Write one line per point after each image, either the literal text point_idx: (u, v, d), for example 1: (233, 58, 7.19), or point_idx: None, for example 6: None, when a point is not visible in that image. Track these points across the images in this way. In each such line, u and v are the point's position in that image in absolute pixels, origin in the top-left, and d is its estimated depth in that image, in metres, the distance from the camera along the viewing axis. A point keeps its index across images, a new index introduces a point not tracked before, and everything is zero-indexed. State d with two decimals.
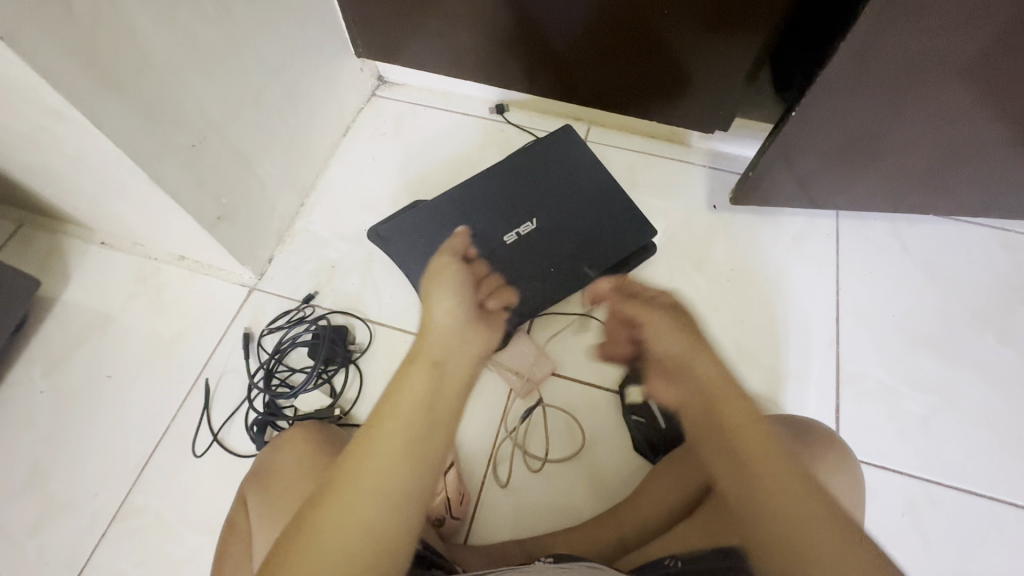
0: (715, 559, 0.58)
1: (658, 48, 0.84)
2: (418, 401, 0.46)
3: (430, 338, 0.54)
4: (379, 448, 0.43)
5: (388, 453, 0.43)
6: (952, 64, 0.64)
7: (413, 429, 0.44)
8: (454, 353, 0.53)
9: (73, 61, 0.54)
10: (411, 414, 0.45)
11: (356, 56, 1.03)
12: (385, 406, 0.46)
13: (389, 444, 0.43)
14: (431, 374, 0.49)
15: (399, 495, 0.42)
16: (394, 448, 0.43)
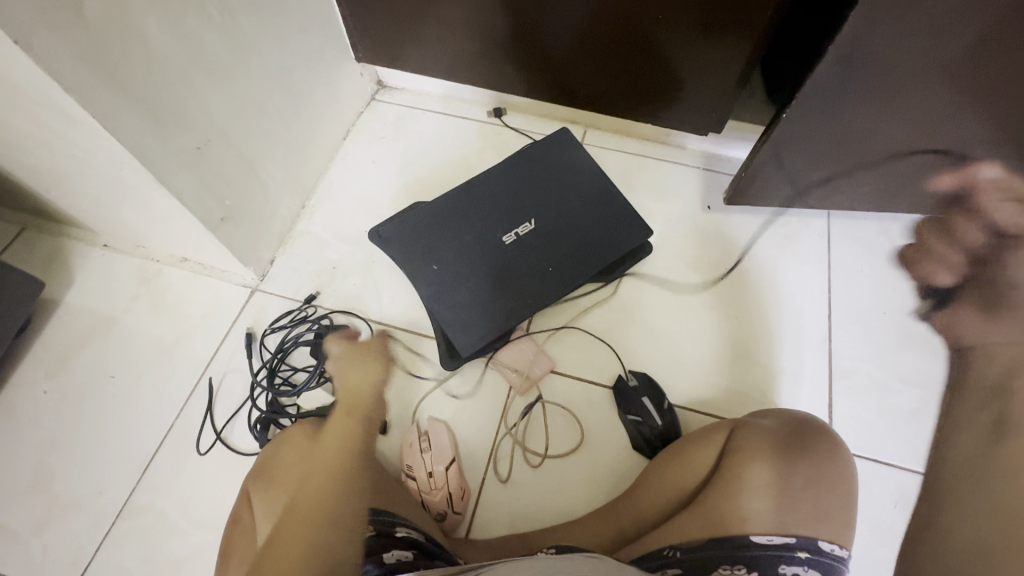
0: (709, 550, 0.59)
1: (653, 52, 0.86)
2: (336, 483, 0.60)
3: (327, 450, 0.68)
4: (306, 510, 0.55)
5: (313, 515, 0.54)
6: (937, 66, 0.66)
7: (325, 504, 0.56)
8: (336, 447, 0.68)
9: (82, 64, 0.55)
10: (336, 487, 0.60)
11: (355, 61, 1.05)
12: (314, 473, 0.63)
13: (313, 514, 0.54)
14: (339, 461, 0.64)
15: (319, 545, 0.50)
16: (318, 514, 0.54)
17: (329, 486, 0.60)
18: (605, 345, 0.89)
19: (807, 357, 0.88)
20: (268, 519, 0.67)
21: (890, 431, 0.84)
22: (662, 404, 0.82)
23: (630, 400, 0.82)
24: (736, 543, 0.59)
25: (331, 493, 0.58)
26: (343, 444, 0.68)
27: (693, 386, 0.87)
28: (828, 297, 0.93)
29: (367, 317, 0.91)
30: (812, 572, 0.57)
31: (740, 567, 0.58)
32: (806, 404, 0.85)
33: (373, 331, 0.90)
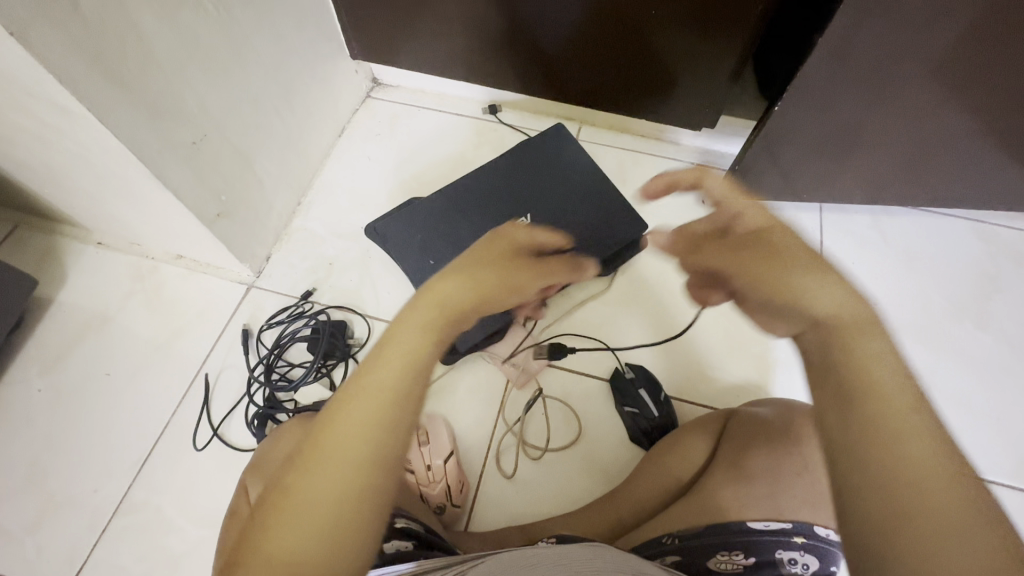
0: (707, 536, 0.60)
1: (646, 48, 0.87)
2: (379, 398, 0.37)
3: (389, 343, 0.39)
4: (340, 433, 0.36)
5: (347, 441, 0.35)
6: (924, 60, 0.67)
7: (380, 423, 0.36)
8: (399, 356, 0.38)
9: (78, 56, 0.55)
10: (375, 398, 0.37)
11: (350, 57, 1.05)
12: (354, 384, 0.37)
13: (346, 431, 0.36)
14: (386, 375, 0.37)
15: (366, 455, 0.35)
16: (348, 437, 0.35)
17: (356, 397, 0.37)
18: (601, 338, 0.89)
19: None
20: None
21: None
22: (658, 397, 0.83)
23: (626, 393, 0.83)
24: (734, 528, 0.59)
25: (379, 415, 0.36)
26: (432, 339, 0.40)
27: (689, 378, 0.87)
28: None
29: (364, 313, 0.91)
30: (808, 555, 0.58)
31: (737, 552, 0.58)
32: (800, 395, 0.86)
33: (370, 326, 0.90)
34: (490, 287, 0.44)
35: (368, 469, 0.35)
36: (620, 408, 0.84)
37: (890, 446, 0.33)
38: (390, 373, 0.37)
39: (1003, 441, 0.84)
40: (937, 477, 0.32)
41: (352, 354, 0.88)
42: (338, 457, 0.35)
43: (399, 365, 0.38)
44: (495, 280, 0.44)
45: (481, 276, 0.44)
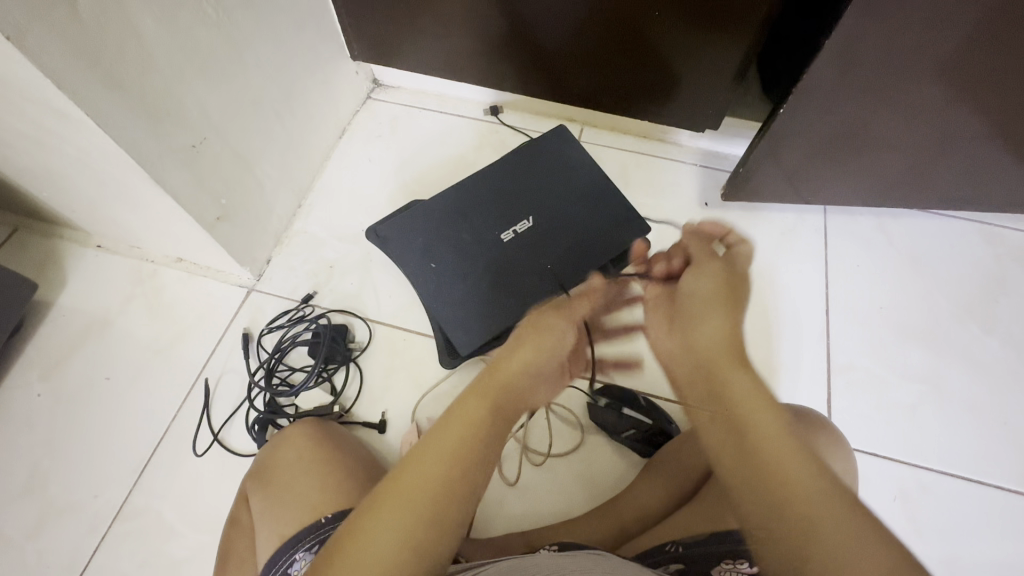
0: (708, 544, 0.59)
1: (649, 49, 0.86)
2: (459, 441, 0.45)
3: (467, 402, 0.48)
4: (417, 474, 0.43)
5: (427, 480, 0.42)
6: (933, 61, 0.66)
7: (451, 473, 0.43)
8: (473, 412, 0.47)
9: (76, 60, 0.55)
10: (457, 438, 0.45)
11: (351, 59, 1.04)
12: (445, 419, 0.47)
13: (423, 477, 0.43)
14: (463, 425, 0.46)
15: (434, 503, 0.42)
16: (422, 488, 0.42)
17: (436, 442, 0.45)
18: None
19: (805, 352, 0.89)
20: (266, 518, 0.66)
21: (887, 425, 0.84)
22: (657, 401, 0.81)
23: (614, 413, 0.81)
24: (735, 536, 0.57)
25: (446, 468, 0.43)
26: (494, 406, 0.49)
27: None
28: (826, 293, 0.93)
29: (365, 317, 0.91)
30: None
31: (741, 560, 0.56)
32: (803, 400, 0.85)
33: (371, 330, 0.90)
34: (533, 373, 0.53)
35: (429, 523, 0.41)
36: (614, 430, 0.81)
37: (770, 477, 0.43)
38: (469, 413, 0.47)
39: (1008, 446, 0.84)
40: (807, 492, 0.42)
41: (353, 359, 0.88)
42: (407, 509, 0.41)
43: (472, 423, 0.47)
44: (536, 369, 0.54)
45: (536, 346, 0.55)
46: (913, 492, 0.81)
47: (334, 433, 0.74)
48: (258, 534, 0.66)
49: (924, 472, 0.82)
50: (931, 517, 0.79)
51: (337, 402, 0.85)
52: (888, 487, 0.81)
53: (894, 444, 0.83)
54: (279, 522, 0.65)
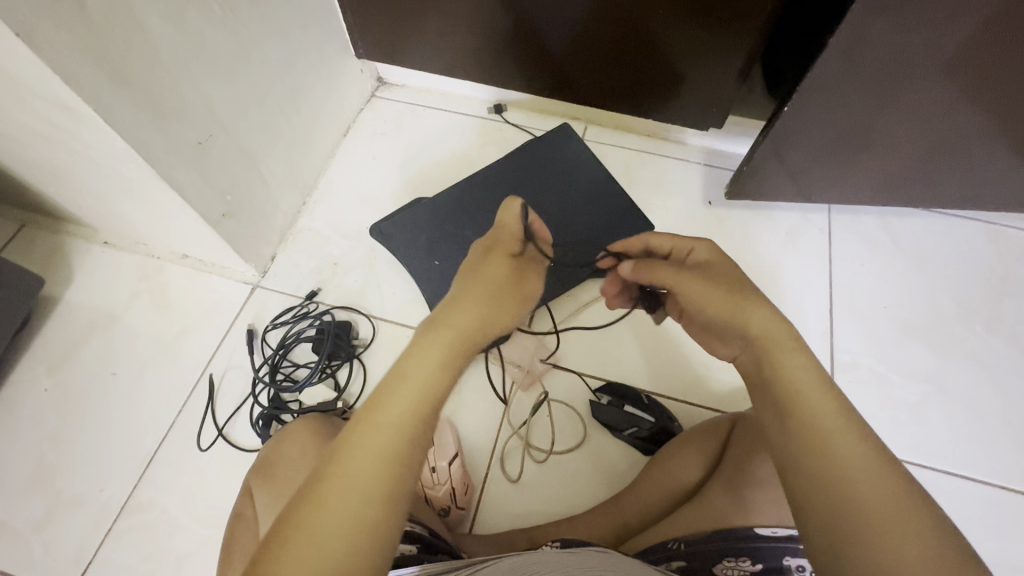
0: (712, 543, 0.59)
1: (653, 48, 0.86)
2: (410, 400, 0.41)
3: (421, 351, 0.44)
4: (366, 439, 0.38)
5: (375, 445, 0.38)
6: (938, 59, 0.66)
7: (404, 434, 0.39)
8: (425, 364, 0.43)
9: (84, 56, 0.55)
10: (408, 399, 0.41)
11: (356, 57, 1.05)
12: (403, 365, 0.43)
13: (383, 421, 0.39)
14: (414, 380, 0.42)
15: (385, 467, 0.37)
16: (372, 452, 0.38)
17: (383, 402, 0.40)
18: (606, 341, 0.89)
19: None
20: (271, 512, 0.67)
21: (891, 425, 0.84)
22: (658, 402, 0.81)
23: (617, 410, 0.81)
24: (739, 534, 0.59)
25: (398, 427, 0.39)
26: (455, 347, 0.46)
27: (695, 380, 0.86)
28: (830, 292, 0.93)
29: (368, 313, 0.91)
30: None
31: (744, 558, 0.58)
32: None
33: (374, 326, 0.90)
34: (483, 305, 0.51)
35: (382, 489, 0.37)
36: (616, 429, 0.81)
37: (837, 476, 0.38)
38: (425, 366, 0.43)
39: (1014, 446, 0.83)
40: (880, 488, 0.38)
41: (356, 355, 0.88)
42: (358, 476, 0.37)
43: (425, 377, 0.42)
44: (490, 306, 0.51)
45: (481, 292, 0.52)
46: None
47: (336, 427, 0.75)
48: (263, 529, 0.67)
49: (928, 471, 0.82)
50: None
51: (341, 398, 0.85)
52: None
53: (897, 442, 0.83)
54: None
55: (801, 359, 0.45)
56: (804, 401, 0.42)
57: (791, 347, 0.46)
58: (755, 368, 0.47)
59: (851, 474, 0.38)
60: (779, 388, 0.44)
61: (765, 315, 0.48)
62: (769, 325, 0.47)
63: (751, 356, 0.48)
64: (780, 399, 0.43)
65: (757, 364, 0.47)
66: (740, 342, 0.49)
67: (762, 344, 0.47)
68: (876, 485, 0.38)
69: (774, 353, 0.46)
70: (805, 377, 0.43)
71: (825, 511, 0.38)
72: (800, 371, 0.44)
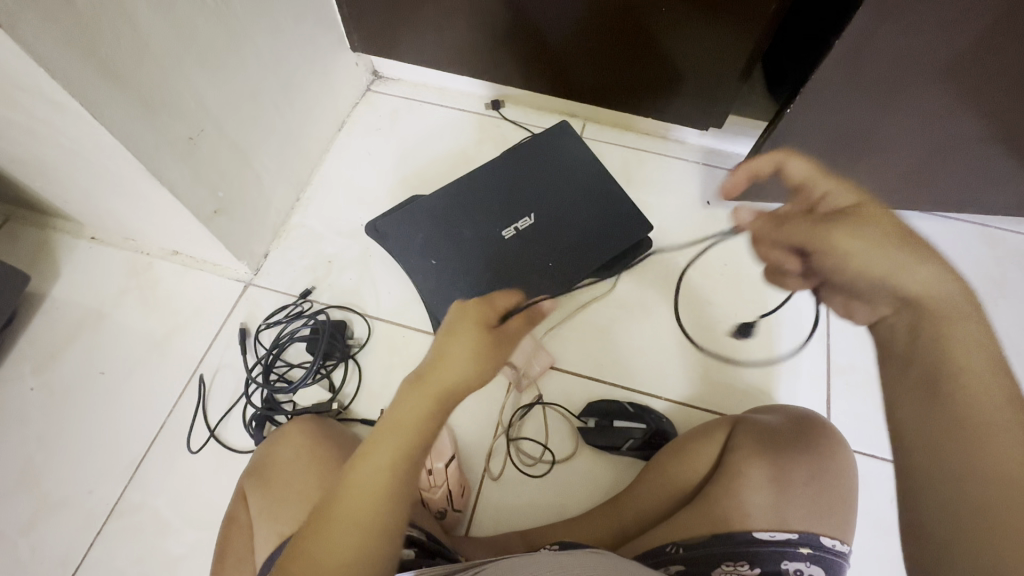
0: (712, 547, 0.59)
1: (653, 46, 0.85)
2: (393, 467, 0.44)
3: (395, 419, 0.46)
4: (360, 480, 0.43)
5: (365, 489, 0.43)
6: (940, 63, 0.66)
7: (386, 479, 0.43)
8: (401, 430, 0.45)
9: (69, 48, 0.53)
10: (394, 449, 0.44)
11: (351, 50, 1.02)
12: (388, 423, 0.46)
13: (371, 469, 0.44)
14: (399, 431, 0.45)
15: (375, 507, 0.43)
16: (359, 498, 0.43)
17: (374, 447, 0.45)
18: (603, 342, 0.89)
19: (805, 353, 0.89)
20: (263, 516, 0.66)
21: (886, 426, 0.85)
22: (645, 415, 0.80)
23: (606, 431, 0.79)
24: (738, 539, 0.59)
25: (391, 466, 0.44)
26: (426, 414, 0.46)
27: (692, 383, 0.86)
28: None
29: (364, 313, 0.90)
30: (814, 566, 0.57)
31: (742, 562, 0.57)
32: (804, 400, 0.86)
33: (370, 326, 0.89)
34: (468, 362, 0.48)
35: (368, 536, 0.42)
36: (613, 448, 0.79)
37: (982, 452, 0.38)
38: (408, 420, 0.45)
39: None
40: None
41: (352, 355, 0.87)
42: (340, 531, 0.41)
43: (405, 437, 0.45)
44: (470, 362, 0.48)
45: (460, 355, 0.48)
46: None
47: (332, 430, 0.74)
48: (255, 532, 0.66)
49: None
50: None
51: (336, 399, 0.84)
52: (887, 488, 0.81)
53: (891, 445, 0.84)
54: (277, 519, 0.65)
55: (975, 332, 0.41)
56: (971, 401, 0.39)
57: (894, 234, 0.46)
58: (907, 334, 0.43)
59: (1016, 477, 0.36)
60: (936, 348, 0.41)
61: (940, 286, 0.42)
62: (927, 282, 0.43)
63: (910, 320, 0.43)
64: (929, 376, 0.41)
65: (914, 329, 0.43)
66: (892, 303, 0.45)
67: (924, 309, 0.42)
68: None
69: (942, 323, 0.41)
70: (980, 364, 0.40)
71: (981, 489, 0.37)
72: (970, 348, 0.40)
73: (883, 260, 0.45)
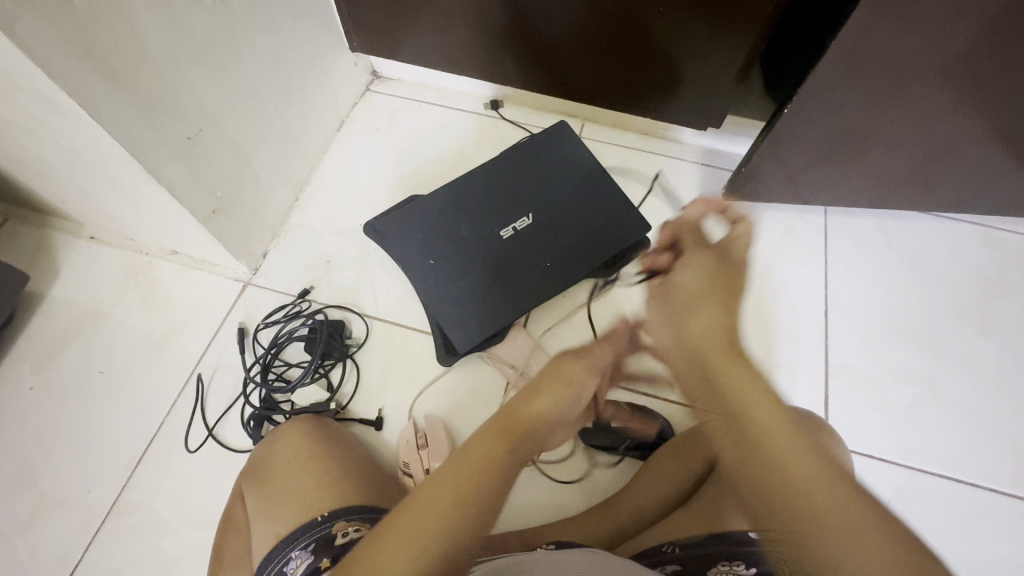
0: (706, 547, 0.60)
1: (652, 46, 0.85)
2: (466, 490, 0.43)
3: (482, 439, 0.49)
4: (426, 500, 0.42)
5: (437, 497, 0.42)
6: (939, 62, 0.65)
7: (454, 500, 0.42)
8: (477, 458, 0.46)
9: (68, 49, 0.53)
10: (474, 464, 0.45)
11: (350, 50, 1.03)
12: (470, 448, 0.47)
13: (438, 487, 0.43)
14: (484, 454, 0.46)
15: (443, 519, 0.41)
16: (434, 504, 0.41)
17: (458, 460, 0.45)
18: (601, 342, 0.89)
19: (803, 354, 0.89)
20: (261, 516, 0.66)
21: (883, 427, 0.85)
22: (642, 414, 0.80)
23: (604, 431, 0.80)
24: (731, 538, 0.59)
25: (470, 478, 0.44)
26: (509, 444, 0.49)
27: None
28: (825, 294, 0.93)
29: (362, 312, 0.90)
30: None
31: (738, 562, 0.57)
32: (802, 401, 0.86)
33: (368, 326, 0.89)
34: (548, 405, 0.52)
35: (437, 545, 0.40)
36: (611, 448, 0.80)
37: (789, 494, 0.50)
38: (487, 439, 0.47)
39: (1003, 448, 0.84)
40: (842, 514, 0.48)
41: (350, 354, 0.87)
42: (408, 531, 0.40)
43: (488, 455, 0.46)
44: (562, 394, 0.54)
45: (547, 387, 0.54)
46: (909, 495, 0.81)
47: (329, 430, 0.74)
48: (254, 532, 0.66)
49: (918, 474, 0.83)
50: (926, 519, 0.80)
51: (334, 399, 0.84)
52: (883, 489, 0.81)
53: (887, 445, 0.84)
54: (274, 519, 0.65)
55: (765, 400, 0.56)
56: (780, 464, 0.51)
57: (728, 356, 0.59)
58: (705, 382, 0.58)
59: (806, 497, 0.49)
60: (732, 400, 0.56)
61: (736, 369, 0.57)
62: (705, 329, 0.60)
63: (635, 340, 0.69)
64: (750, 445, 0.54)
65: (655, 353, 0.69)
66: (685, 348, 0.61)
67: (701, 361, 0.59)
68: (821, 496, 0.49)
69: (712, 365, 0.58)
70: (767, 416, 0.55)
71: (815, 542, 0.47)
72: (766, 409, 0.55)
73: (681, 314, 0.63)
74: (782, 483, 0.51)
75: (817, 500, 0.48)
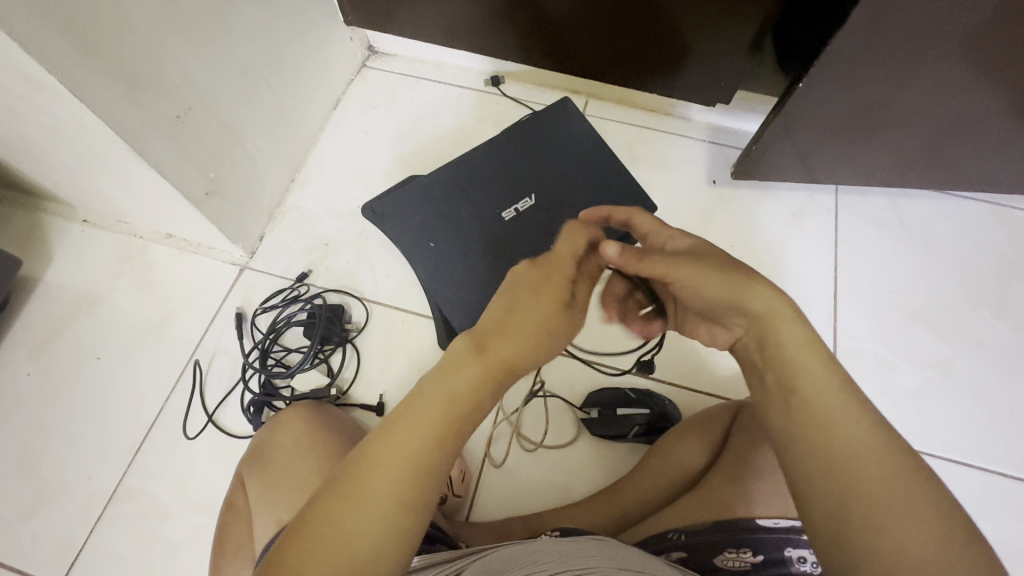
0: (712, 534, 0.58)
1: (660, 17, 0.81)
2: (415, 439, 0.40)
3: (439, 381, 0.43)
4: (397, 447, 0.39)
5: (406, 449, 0.39)
6: (963, 31, 0.62)
7: (422, 446, 0.40)
8: (439, 400, 0.42)
9: (45, 21, 0.50)
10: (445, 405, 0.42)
11: (345, 24, 0.98)
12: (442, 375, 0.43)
13: (410, 431, 0.40)
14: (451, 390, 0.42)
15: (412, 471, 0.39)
16: (402, 455, 0.39)
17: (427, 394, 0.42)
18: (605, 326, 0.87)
19: None
20: (263, 503, 0.66)
21: (892, 410, 0.84)
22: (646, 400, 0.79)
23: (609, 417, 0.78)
24: (741, 525, 0.58)
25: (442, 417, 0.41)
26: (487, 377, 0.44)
27: (696, 366, 0.85)
28: (834, 275, 0.91)
29: (361, 296, 0.88)
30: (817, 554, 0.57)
31: (745, 549, 0.57)
32: None
33: (368, 310, 0.88)
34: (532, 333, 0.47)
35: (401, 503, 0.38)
36: (616, 435, 0.79)
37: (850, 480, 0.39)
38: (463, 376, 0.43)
39: (1014, 430, 0.83)
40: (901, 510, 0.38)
41: (350, 339, 0.86)
42: (375, 486, 0.38)
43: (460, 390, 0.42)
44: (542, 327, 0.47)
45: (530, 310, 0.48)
46: None
47: (328, 416, 0.73)
48: (254, 518, 0.66)
49: (926, 458, 0.82)
50: None
51: (334, 384, 0.83)
52: None
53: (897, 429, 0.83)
54: (276, 507, 0.64)
55: (801, 333, 0.45)
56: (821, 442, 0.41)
57: (793, 322, 0.46)
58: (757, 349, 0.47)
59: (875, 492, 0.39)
60: (780, 371, 0.45)
61: (779, 316, 0.46)
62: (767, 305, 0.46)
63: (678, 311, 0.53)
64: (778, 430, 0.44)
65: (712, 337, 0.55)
66: (742, 322, 0.48)
67: (765, 325, 0.46)
68: (880, 481, 0.39)
69: (774, 334, 0.46)
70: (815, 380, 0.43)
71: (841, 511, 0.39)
72: (801, 345, 0.45)
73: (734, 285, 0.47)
74: (831, 461, 0.40)
75: (838, 443, 0.41)
